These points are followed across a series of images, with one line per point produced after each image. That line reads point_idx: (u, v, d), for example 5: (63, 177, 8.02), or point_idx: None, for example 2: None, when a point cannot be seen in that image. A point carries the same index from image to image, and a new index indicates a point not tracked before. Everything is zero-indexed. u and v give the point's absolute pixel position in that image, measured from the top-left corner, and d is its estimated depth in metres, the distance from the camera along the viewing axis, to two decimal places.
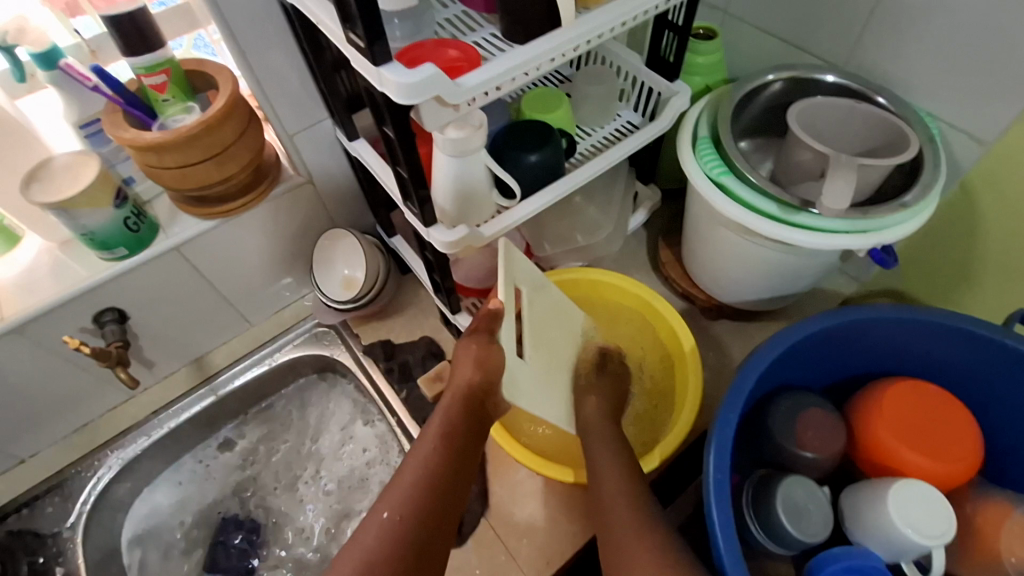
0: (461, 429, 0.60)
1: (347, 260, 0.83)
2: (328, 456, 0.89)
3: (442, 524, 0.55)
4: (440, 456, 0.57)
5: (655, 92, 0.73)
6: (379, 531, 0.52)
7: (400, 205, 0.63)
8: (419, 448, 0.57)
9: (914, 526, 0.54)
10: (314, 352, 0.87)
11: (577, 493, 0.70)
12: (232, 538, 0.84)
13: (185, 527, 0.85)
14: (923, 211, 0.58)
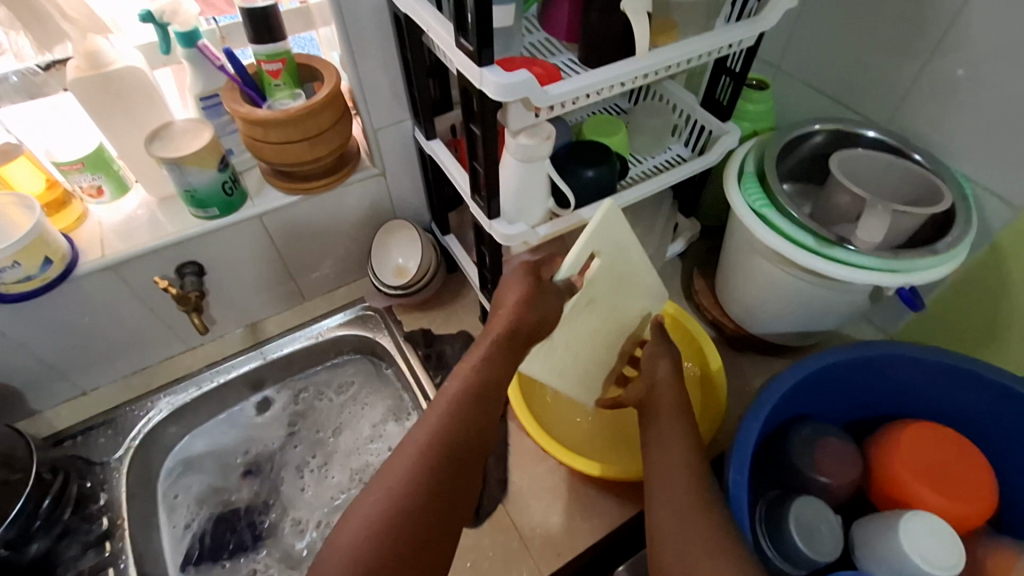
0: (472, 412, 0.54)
1: (403, 250, 0.90)
2: (343, 450, 0.88)
3: (457, 473, 0.52)
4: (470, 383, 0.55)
5: (706, 130, 0.80)
6: (394, 480, 0.50)
7: (468, 199, 0.71)
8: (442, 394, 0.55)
9: (911, 533, 0.57)
10: (358, 332, 0.92)
11: (592, 491, 0.73)
12: (240, 512, 0.83)
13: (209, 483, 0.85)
14: (953, 259, 0.62)
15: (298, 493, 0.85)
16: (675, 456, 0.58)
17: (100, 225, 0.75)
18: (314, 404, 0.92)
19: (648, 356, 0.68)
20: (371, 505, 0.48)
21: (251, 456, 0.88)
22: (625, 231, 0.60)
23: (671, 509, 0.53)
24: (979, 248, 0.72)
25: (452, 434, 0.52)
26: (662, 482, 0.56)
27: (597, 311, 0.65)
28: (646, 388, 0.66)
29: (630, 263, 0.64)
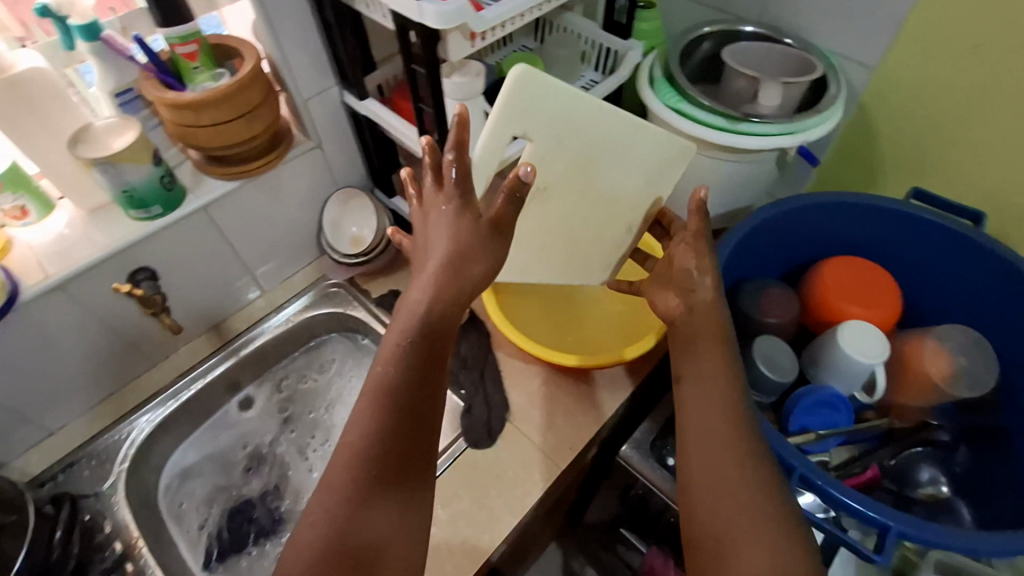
0: (411, 385, 0.49)
1: (354, 219, 0.91)
2: (341, 423, 0.88)
3: (410, 454, 0.47)
4: (397, 385, 0.48)
5: (612, 50, 0.88)
6: (340, 483, 0.45)
7: (418, 145, 0.74)
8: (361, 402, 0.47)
9: (847, 339, 0.69)
10: (328, 309, 0.93)
11: (586, 389, 0.81)
12: (253, 510, 0.81)
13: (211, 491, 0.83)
14: (834, 115, 0.74)
15: (307, 475, 0.84)
16: (711, 391, 0.55)
17: (31, 248, 0.71)
18: (300, 388, 0.92)
19: (679, 266, 0.63)
20: (320, 517, 0.44)
21: (251, 449, 0.87)
22: (560, 103, 0.59)
23: (712, 440, 0.52)
24: (849, 109, 0.85)
25: (393, 437, 0.47)
26: (699, 418, 0.54)
27: (567, 183, 0.66)
28: (685, 313, 0.61)
29: (593, 133, 0.62)
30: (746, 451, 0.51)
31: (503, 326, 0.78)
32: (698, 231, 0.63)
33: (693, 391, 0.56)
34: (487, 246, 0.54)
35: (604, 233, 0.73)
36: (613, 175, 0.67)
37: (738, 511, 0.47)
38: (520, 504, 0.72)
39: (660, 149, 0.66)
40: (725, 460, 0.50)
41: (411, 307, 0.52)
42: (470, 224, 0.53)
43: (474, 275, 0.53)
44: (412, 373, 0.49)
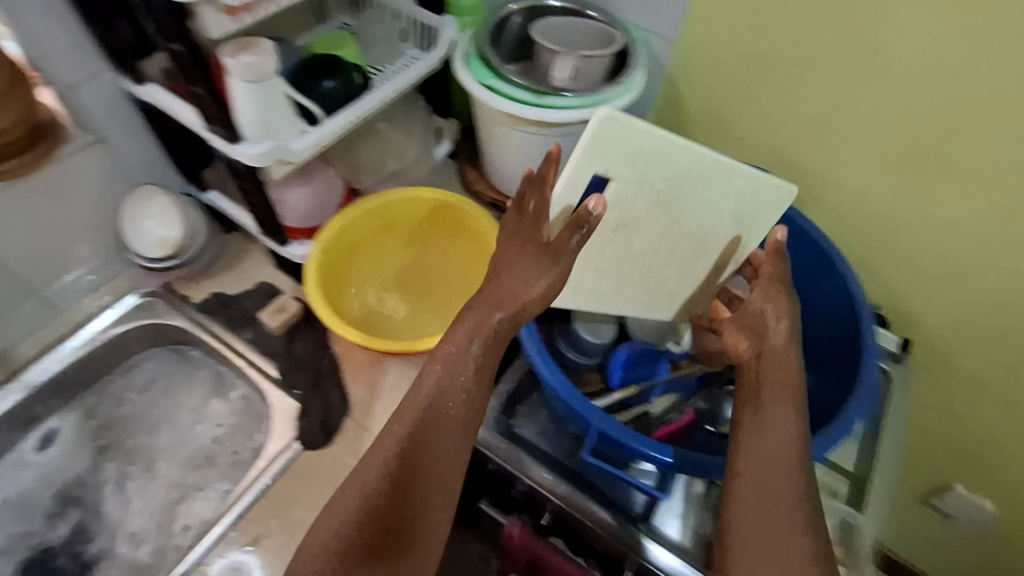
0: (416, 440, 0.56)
1: (157, 216, 0.80)
2: (167, 445, 0.81)
3: (414, 493, 0.55)
4: (411, 425, 0.56)
5: (428, 27, 0.85)
6: (341, 519, 0.53)
7: (204, 132, 0.67)
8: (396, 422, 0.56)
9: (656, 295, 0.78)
10: (144, 323, 0.83)
11: (429, 374, 0.81)
12: (59, 551, 0.74)
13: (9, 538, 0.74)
14: (634, 87, 0.78)
15: (125, 507, 0.77)
16: (777, 437, 0.56)
17: None
18: (116, 413, 0.83)
19: (754, 311, 0.63)
20: (327, 539, 0.52)
21: (59, 488, 0.77)
22: (636, 138, 0.60)
23: (762, 492, 0.53)
24: (659, 81, 0.90)
25: (397, 481, 0.54)
26: (755, 460, 0.55)
27: (645, 218, 0.67)
28: (754, 355, 0.62)
29: (655, 172, 0.63)
30: (780, 497, 0.53)
31: (330, 318, 0.75)
32: (773, 273, 0.63)
33: (775, 431, 0.56)
34: (542, 266, 0.60)
35: (693, 262, 0.72)
36: (674, 205, 0.66)
37: (786, 519, 0.52)
38: None
39: (748, 187, 0.66)
40: (770, 498, 0.53)
41: (464, 335, 0.59)
42: (533, 231, 0.61)
43: (535, 291, 0.59)
44: (472, 411, 0.57)
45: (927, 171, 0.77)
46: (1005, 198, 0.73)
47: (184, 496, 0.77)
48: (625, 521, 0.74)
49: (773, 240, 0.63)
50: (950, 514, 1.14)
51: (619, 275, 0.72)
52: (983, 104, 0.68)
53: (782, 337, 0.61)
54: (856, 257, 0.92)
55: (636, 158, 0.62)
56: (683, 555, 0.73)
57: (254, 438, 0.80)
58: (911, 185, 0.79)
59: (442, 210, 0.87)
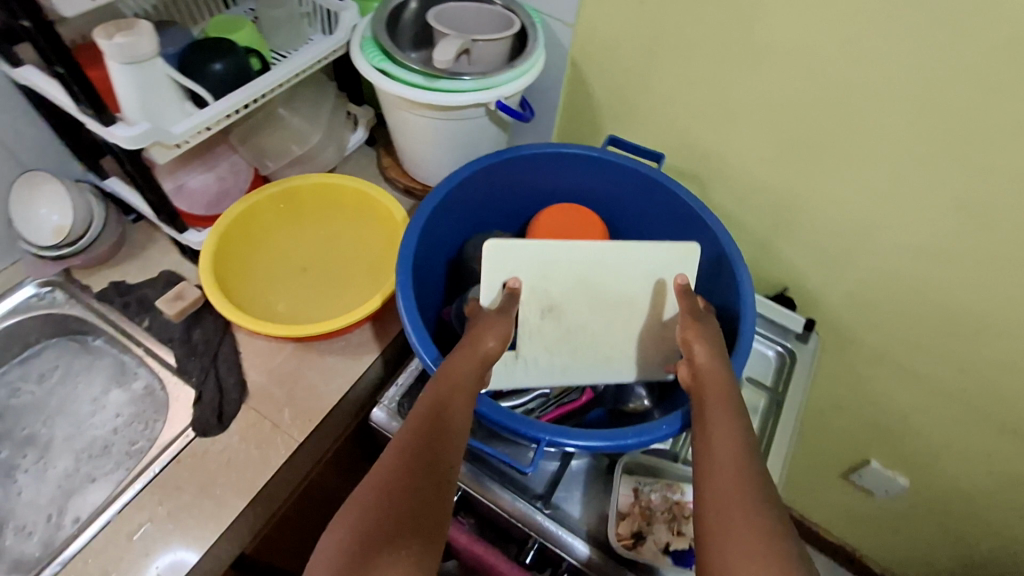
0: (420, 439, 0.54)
1: (47, 202, 0.79)
2: (62, 435, 0.80)
3: (423, 495, 0.51)
4: (413, 429, 0.55)
5: (331, 12, 0.86)
6: (347, 528, 0.48)
7: (76, 113, 0.66)
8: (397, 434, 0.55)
9: None
10: (38, 313, 0.81)
11: (331, 360, 0.81)
12: None
13: None
14: (529, 70, 0.79)
15: (14, 499, 0.75)
16: (726, 432, 0.55)
17: None
18: (10, 404, 0.81)
19: (683, 341, 0.66)
20: (331, 554, 0.47)
21: None
22: (527, 248, 0.69)
23: (722, 480, 0.51)
24: (565, 66, 0.91)
25: (405, 481, 0.51)
26: (711, 456, 0.54)
27: (581, 309, 0.72)
28: (691, 377, 0.63)
29: (562, 256, 0.70)
30: (744, 481, 0.51)
31: (218, 301, 0.73)
32: (688, 305, 0.68)
33: (722, 427, 0.56)
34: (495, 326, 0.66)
35: (629, 332, 0.73)
36: (592, 292, 0.72)
37: (742, 503, 0.49)
38: (249, 485, 0.70)
39: (659, 257, 0.72)
40: (732, 484, 0.51)
41: (455, 361, 0.61)
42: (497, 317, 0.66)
43: (486, 349, 0.63)
44: (453, 434, 0.56)
45: (815, 152, 0.79)
46: (885, 179, 0.75)
47: (72, 488, 0.76)
48: (524, 499, 0.75)
49: (676, 283, 0.70)
50: (869, 489, 1.18)
51: (574, 353, 0.73)
52: (858, 87, 0.70)
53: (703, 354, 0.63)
54: (761, 237, 0.94)
55: (539, 254, 0.70)
56: (582, 535, 0.73)
57: (150, 429, 0.80)
58: (803, 166, 0.81)
59: (347, 195, 0.87)
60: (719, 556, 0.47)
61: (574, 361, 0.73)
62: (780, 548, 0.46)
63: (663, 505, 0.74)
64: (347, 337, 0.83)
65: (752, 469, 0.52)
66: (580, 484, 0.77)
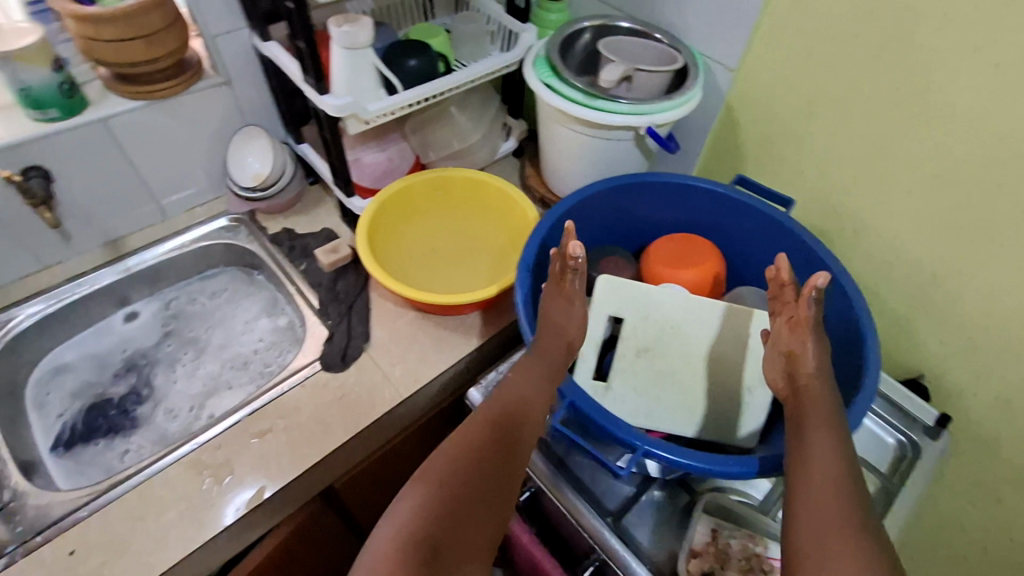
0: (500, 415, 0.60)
1: (255, 153, 0.95)
2: (216, 344, 0.93)
3: (496, 465, 0.56)
4: (498, 405, 0.61)
5: (512, 32, 0.96)
6: (433, 478, 0.53)
7: (301, 83, 0.80)
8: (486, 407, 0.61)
9: None
10: (224, 241, 0.98)
11: (443, 334, 0.87)
12: (112, 406, 0.85)
13: (79, 386, 0.87)
14: (685, 104, 0.82)
15: (171, 386, 0.88)
16: (823, 456, 0.53)
17: None
18: (186, 308, 0.97)
19: (780, 343, 0.65)
20: (416, 499, 0.51)
21: (129, 354, 0.91)
22: (630, 287, 0.77)
23: (821, 503, 0.50)
24: (718, 109, 0.93)
25: (485, 451, 0.56)
26: (807, 480, 0.52)
27: (673, 353, 0.74)
28: (788, 387, 0.62)
29: (659, 293, 0.77)
30: (850, 505, 0.49)
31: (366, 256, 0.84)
32: (807, 315, 0.62)
33: (820, 449, 0.54)
34: (573, 310, 0.70)
35: (722, 394, 0.73)
36: (683, 340, 0.75)
37: (834, 517, 0.48)
38: (354, 422, 0.77)
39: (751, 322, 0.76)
40: (830, 504, 0.49)
41: (539, 350, 0.67)
42: (577, 299, 0.71)
43: (563, 340, 0.69)
44: (525, 432, 0.60)
45: (982, 232, 0.73)
46: None
47: (215, 391, 0.87)
48: (596, 512, 0.74)
49: (781, 271, 0.66)
50: None
51: (665, 401, 0.72)
52: None
53: (808, 353, 0.62)
54: (899, 314, 0.87)
55: (639, 294, 0.76)
56: (650, 566, 0.71)
57: (283, 355, 0.92)
58: (963, 243, 0.75)
59: (490, 192, 0.95)
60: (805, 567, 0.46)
61: (670, 403, 0.72)
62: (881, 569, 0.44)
63: (741, 553, 0.70)
64: (460, 318, 0.89)
65: (851, 484, 0.51)
66: (651, 516, 0.75)
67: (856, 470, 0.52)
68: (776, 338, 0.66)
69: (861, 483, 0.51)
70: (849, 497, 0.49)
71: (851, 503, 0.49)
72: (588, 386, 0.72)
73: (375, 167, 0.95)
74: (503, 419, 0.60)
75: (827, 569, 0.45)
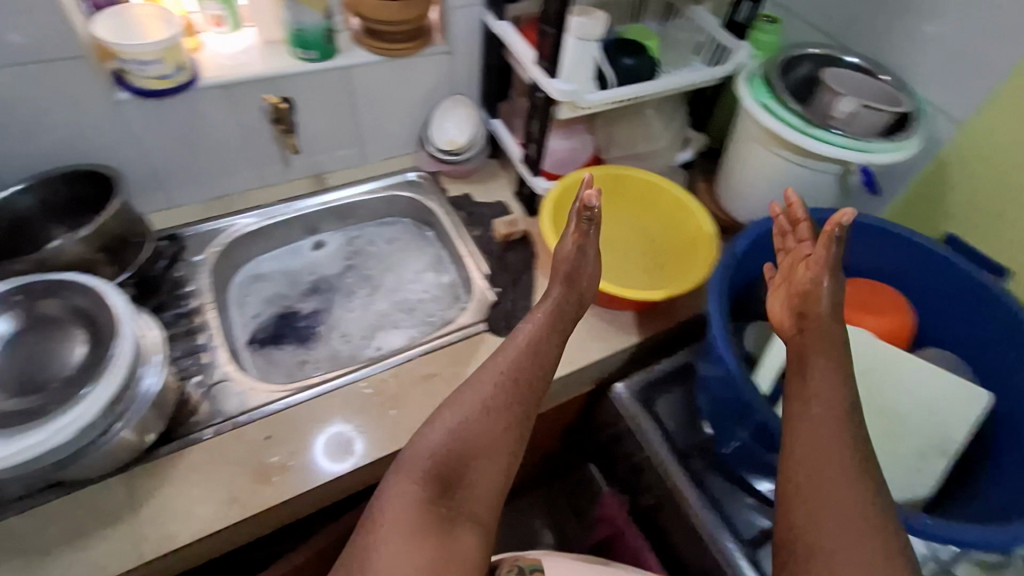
0: (524, 375, 0.67)
1: (455, 120, 1.03)
2: (387, 286, 1.01)
3: (508, 418, 0.65)
4: (517, 365, 0.68)
5: (723, 47, 0.96)
6: (458, 422, 0.64)
7: (531, 64, 0.85)
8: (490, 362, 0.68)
9: None
10: (409, 195, 1.06)
11: (600, 324, 0.90)
12: (297, 320, 0.95)
13: (272, 296, 0.98)
14: (906, 148, 0.80)
15: (347, 314, 0.97)
16: (830, 416, 0.56)
17: (215, 54, 0.87)
18: (364, 248, 1.06)
19: (796, 280, 0.63)
20: (437, 435, 0.63)
21: (314, 278, 1.01)
22: None
23: (815, 462, 0.55)
24: (928, 159, 0.89)
25: (501, 405, 0.65)
26: (808, 433, 0.56)
27: (857, 393, 0.73)
28: (794, 325, 0.63)
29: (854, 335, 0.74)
30: (859, 476, 0.53)
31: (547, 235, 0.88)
32: (827, 256, 0.60)
33: (818, 407, 0.57)
34: (577, 258, 0.72)
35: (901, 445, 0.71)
36: (869, 383, 0.73)
37: (834, 479, 0.53)
38: None
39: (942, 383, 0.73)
40: (835, 467, 0.54)
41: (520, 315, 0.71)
42: (586, 250, 0.72)
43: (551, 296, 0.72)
44: (516, 410, 0.66)
45: None
46: None
47: (383, 327, 0.96)
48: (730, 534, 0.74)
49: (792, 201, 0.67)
50: None
51: None
52: None
53: (812, 286, 0.61)
54: None
55: None
56: None
57: (444, 309, 0.98)
58: None
59: (667, 200, 0.97)
60: (799, 512, 0.54)
61: None
62: (872, 538, 0.51)
63: None
64: (617, 313, 0.91)
65: (857, 450, 0.55)
66: None
67: (861, 433, 0.56)
68: (791, 278, 0.64)
69: (859, 449, 0.55)
70: (852, 467, 0.54)
71: (854, 469, 0.53)
72: (771, 406, 0.72)
73: (563, 153, 0.99)
74: (519, 378, 0.67)
75: (826, 536, 0.51)
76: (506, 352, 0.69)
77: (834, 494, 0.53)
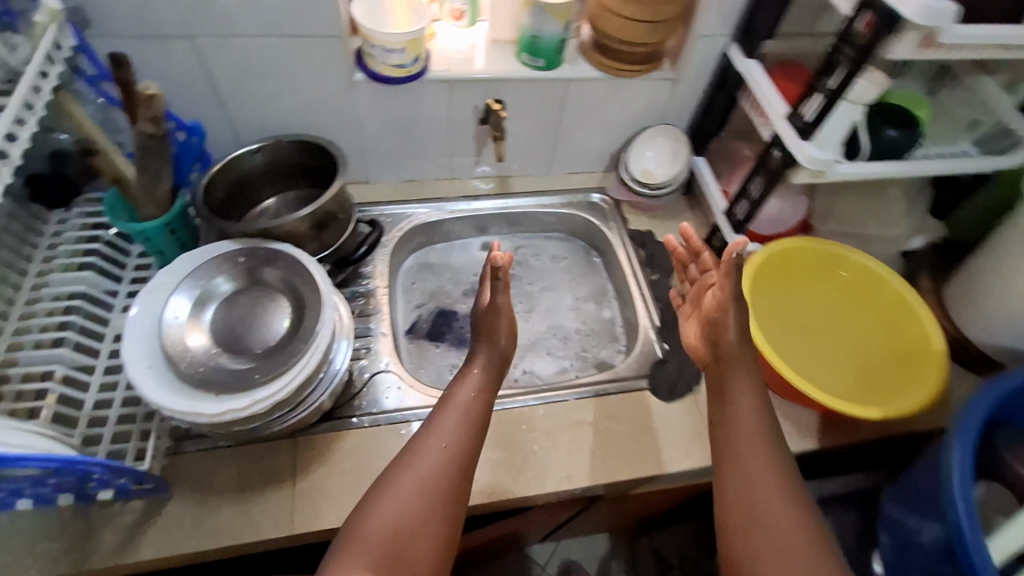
0: (465, 446, 0.62)
1: (658, 154, 0.98)
2: (545, 307, 0.98)
3: (455, 493, 0.59)
4: (461, 438, 0.62)
5: (1011, 132, 0.79)
6: (405, 500, 0.56)
7: (779, 118, 0.74)
8: (436, 431, 0.62)
9: None
10: (588, 218, 1.01)
11: (774, 417, 0.80)
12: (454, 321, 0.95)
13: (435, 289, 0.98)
14: None
15: None
16: (766, 471, 0.58)
17: (447, 47, 0.86)
18: (529, 260, 1.03)
19: (708, 305, 0.65)
20: (384, 512, 0.55)
21: (476, 279, 1.00)
22: None
23: (761, 516, 0.55)
24: None
25: (452, 480, 0.59)
26: (749, 484, 0.57)
27: None
28: (710, 356, 0.66)
29: None
30: (817, 548, 0.53)
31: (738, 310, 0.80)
32: (729, 285, 0.62)
33: (758, 460, 0.58)
34: (503, 330, 0.71)
35: None
36: None
37: (788, 548, 0.53)
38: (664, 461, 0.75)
39: None
40: (778, 527, 0.54)
41: (465, 384, 0.67)
42: (497, 316, 0.71)
43: (476, 371, 0.69)
44: (459, 480, 0.60)
45: None
46: None
47: (535, 350, 0.93)
48: None
49: (688, 233, 0.67)
50: None
51: None
52: None
53: (716, 308, 0.64)
54: None
55: None
56: None
57: (599, 347, 0.93)
58: None
59: (887, 295, 0.84)
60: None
61: None
62: None
63: None
64: (796, 410, 0.81)
65: (803, 515, 0.55)
66: None
67: (799, 488, 0.57)
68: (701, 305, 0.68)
69: (808, 512, 0.55)
70: (802, 528, 0.54)
71: (815, 545, 0.53)
72: None
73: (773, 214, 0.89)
74: (459, 450, 0.61)
75: None
76: (446, 421, 0.63)
77: (765, 523, 0.54)
